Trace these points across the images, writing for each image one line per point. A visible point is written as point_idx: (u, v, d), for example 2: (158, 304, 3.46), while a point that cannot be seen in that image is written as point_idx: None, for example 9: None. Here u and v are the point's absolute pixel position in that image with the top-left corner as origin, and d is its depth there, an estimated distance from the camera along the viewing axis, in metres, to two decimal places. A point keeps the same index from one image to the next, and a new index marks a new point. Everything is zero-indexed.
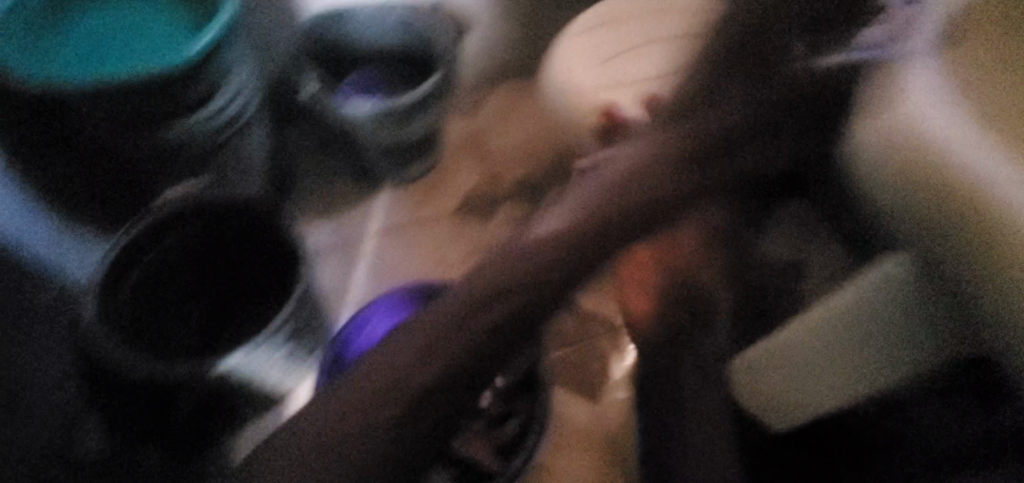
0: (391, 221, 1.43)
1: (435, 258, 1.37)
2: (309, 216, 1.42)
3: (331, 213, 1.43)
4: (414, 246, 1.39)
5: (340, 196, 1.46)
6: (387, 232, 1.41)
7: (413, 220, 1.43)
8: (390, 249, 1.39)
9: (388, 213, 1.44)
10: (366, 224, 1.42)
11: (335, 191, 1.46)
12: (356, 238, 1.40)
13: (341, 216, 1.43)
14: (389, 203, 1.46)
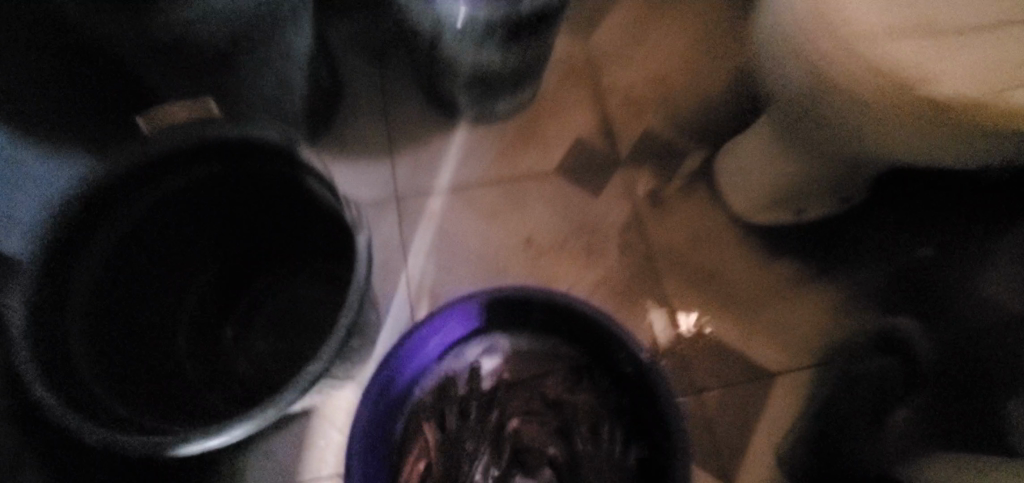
0: (462, 173, 1.06)
1: (521, 232, 1.01)
2: (352, 156, 1.06)
3: (382, 155, 1.06)
4: (492, 211, 1.03)
5: (396, 131, 1.08)
6: (457, 189, 1.04)
7: (492, 175, 1.06)
8: (459, 211, 1.02)
9: (460, 162, 1.07)
10: (427, 174, 1.05)
11: (393, 122, 1.09)
12: (413, 193, 1.03)
13: (396, 160, 1.06)
14: (463, 148, 1.08)
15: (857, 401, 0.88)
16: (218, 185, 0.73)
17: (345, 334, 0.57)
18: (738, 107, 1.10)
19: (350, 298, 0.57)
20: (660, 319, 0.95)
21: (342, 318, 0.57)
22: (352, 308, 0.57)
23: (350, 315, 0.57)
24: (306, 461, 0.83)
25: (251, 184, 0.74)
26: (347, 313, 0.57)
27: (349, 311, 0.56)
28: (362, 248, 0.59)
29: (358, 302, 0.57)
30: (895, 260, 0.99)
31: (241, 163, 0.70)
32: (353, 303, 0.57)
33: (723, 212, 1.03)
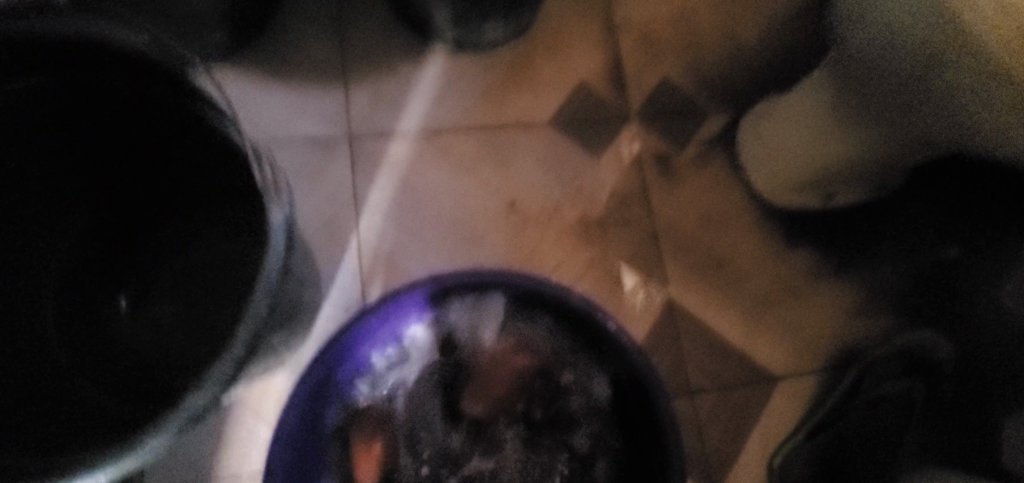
0: (435, 112, 0.84)
1: (504, 193, 0.83)
2: (294, 77, 0.82)
3: (333, 80, 0.83)
4: (469, 164, 0.83)
5: (353, 50, 0.84)
6: (427, 132, 0.84)
7: (473, 118, 0.85)
8: (429, 162, 0.82)
9: (433, 98, 0.85)
10: (391, 110, 0.83)
11: (349, 37, 0.85)
12: (371, 133, 0.82)
13: (351, 87, 0.83)
14: (438, 80, 0.86)
15: (885, 421, 0.76)
16: (82, 103, 0.55)
17: (248, 342, 0.44)
18: (776, 61, 0.92)
19: (255, 305, 0.44)
20: (657, 310, 0.82)
21: (241, 327, 0.44)
22: (259, 314, 0.44)
23: (255, 323, 0.44)
24: (223, 458, 0.69)
25: (128, 109, 0.56)
26: (251, 320, 0.44)
27: (256, 316, 0.44)
28: (276, 232, 0.46)
29: (268, 308, 0.45)
30: (917, 259, 0.87)
31: (108, 80, 0.52)
32: (261, 307, 0.44)
33: (742, 189, 0.88)
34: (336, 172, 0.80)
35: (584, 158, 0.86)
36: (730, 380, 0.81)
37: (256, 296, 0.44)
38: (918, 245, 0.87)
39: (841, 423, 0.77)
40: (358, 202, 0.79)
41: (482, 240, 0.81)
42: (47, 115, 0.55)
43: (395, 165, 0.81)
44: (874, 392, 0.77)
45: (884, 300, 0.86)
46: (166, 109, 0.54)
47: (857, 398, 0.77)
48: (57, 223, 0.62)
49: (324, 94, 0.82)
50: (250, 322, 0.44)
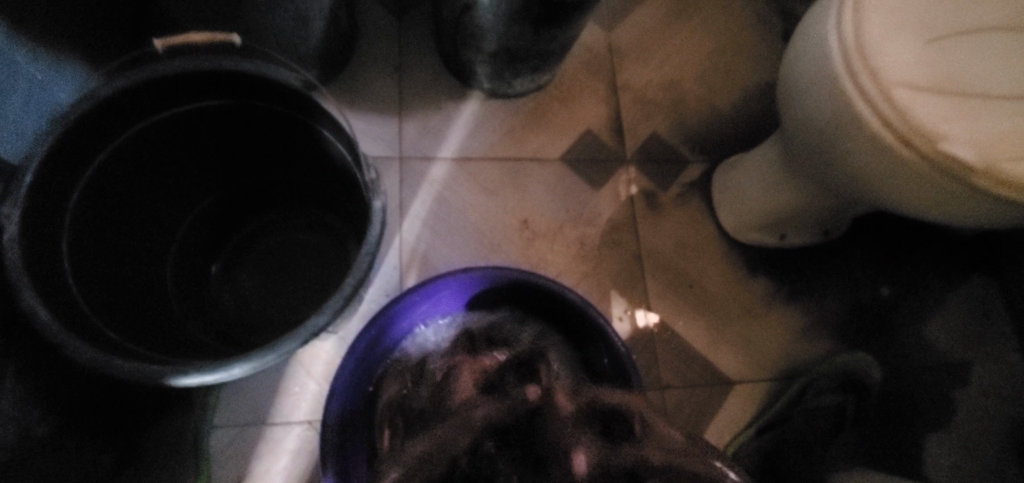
0: (469, 144, 1.05)
1: (519, 212, 1.02)
2: (358, 108, 1.03)
3: (390, 113, 1.04)
4: (493, 187, 1.03)
5: (408, 91, 1.06)
6: (461, 159, 1.04)
7: (498, 151, 1.05)
8: (461, 182, 1.02)
9: (468, 133, 1.06)
10: (434, 140, 1.04)
11: (406, 80, 1.06)
12: (417, 155, 1.02)
13: (403, 120, 1.04)
14: (473, 119, 1.07)
15: (818, 424, 0.90)
16: (225, 119, 0.71)
17: (352, 289, 0.56)
18: (745, 126, 1.13)
19: (360, 259, 0.57)
20: (639, 317, 0.99)
21: (350, 277, 0.56)
22: (362, 266, 0.57)
23: (359, 273, 0.57)
24: (277, 407, 0.83)
25: (257, 122, 0.72)
26: (357, 270, 0.56)
27: (360, 267, 0.56)
28: (377, 212, 0.59)
29: (369, 262, 0.57)
30: (855, 295, 1.06)
31: (254, 99, 0.69)
32: (364, 262, 0.57)
33: (713, 225, 1.07)
34: (388, 184, 0.99)
35: (586, 191, 1.05)
36: (694, 379, 0.97)
37: (362, 253, 0.57)
38: (854, 283, 1.07)
39: (784, 422, 0.92)
40: (402, 210, 0.98)
41: (499, 248, 0.99)
42: (200, 122, 0.70)
43: (434, 183, 1.01)
44: (809, 403, 0.93)
45: (826, 326, 1.03)
46: (290, 124, 0.71)
47: (802, 403, 0.94)
48: (182, 203, 0.77)
49: (383, 122, 1.03)
50: (356, 270, 0.56)
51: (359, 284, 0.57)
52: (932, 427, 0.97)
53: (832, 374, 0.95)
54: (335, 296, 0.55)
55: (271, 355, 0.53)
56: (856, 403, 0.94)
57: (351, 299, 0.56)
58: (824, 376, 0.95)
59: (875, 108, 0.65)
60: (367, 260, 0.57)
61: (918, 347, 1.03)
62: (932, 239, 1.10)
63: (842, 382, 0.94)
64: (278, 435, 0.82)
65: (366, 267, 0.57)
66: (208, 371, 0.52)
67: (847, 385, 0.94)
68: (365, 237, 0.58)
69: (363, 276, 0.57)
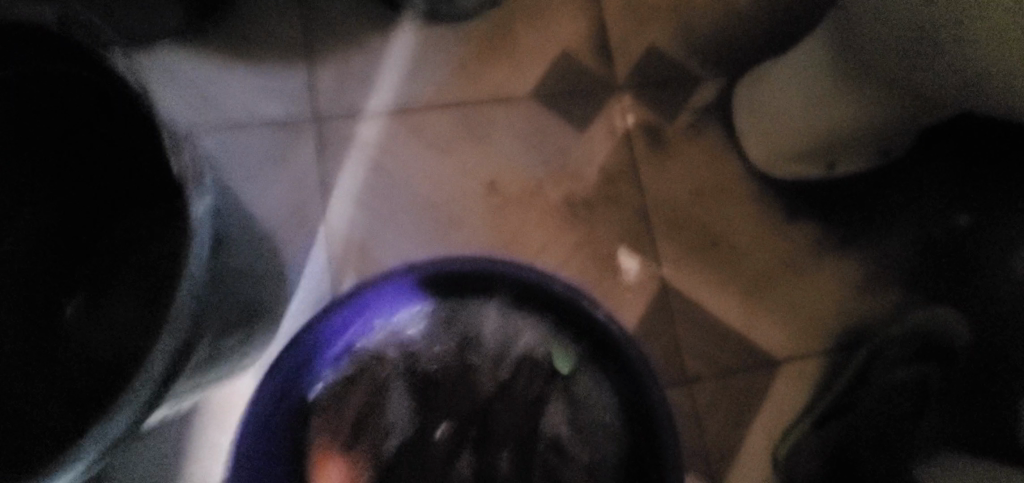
0: (409, 88, 0.79)
1: (483, 174, 0.78)
2: (252, 56, 0.77)
3: (296, 58, 0.77)
4: (446, 143, 0.78)
5: (317, 24, 0.79)
6: (400, 111, 0.78)
7: (449, 94, 0.79)
8: (402, 142, 0.77)
9: (405, 74, 0.79)
10: (359, 88, 0.78)
11: (313, 10, 0.79)
12: (338, 113, 0.77)
13: (315, 66, 0.77)
14: (410, 54, 0.80)
15: (887, 421, 0.69)
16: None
17: (172, 353, 0.40)
18: (774, 22, 0.85)
19: (179, 306, 0.40)
20: (656, 295, 0.77)
21: (164, 336, 0.40)
22: (185, 317, 0.40)
23: (179, 332, 0.41)
24: (183, 471, 0.63)
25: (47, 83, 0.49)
26: (176, 323, 0.40)
27: (180, 319, 0.40)
28: (202, 220, 0.41)
29: (195, 307, 0.41)
30: (924, 230, 0.82)
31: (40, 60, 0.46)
32: (188, 307, 0.41)
33: (738, 161, 0.82)
34: (302, 156, 0.75)
35: (568, 132, 0.80)
36: (728, 359, 0.76)
37: (181, 294, 0.40)
38: (924, 214, 0.83)
39: (844, 412, 0.72)
40: (326, 189, 0.74)
41: (462, 222, 0.76)
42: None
43: (366, 147, 0.76)
44: (875, 379, 0.73)
45: (891, 273, 0.81)
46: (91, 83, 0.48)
47: (869, 380, 0.73)
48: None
49: (287, 72, 0.77)
50: (174, 324, 0.40)
51: (186, 341, 0.41)
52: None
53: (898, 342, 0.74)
54: (148, 370, 0.40)
55: (70, 466, 0.40)
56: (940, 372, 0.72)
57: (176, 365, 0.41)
58: (889, 348, 0.75)
59: None
60: (189, 305, 0.41)
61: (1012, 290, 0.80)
62: None
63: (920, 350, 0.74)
64: None
65: (193, 316, 0.41)
66: None
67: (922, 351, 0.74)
68: (184, 270, 0.41)
69: (189, 327, 0.41)
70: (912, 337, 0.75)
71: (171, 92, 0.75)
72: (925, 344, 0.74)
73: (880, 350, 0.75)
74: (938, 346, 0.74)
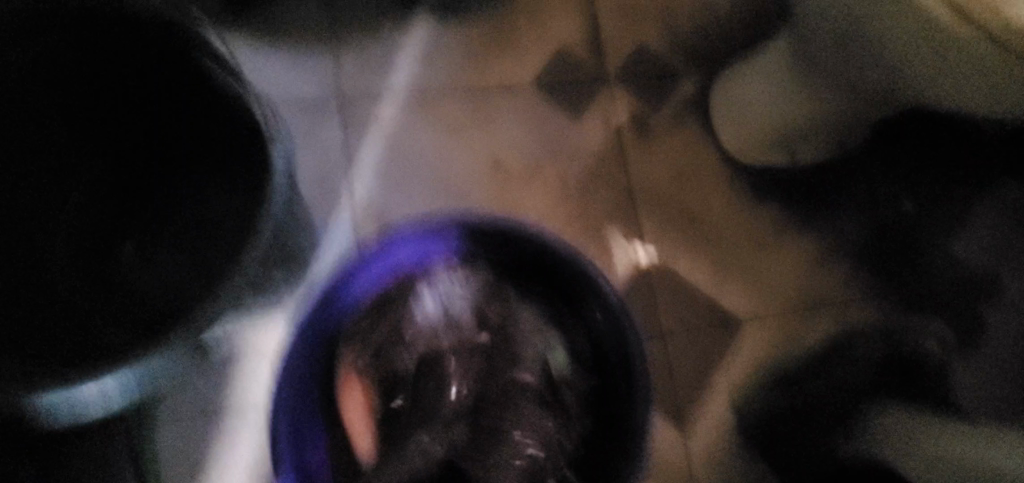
0: (422, 75, 0.89)
1: (488, 155, 0.88)
2: (283, 42, 0.86)
3: (322, 45, 0.87)
4: (455, 126, 0.88)
5: (342, 16, 0.88)
6: (414, 94, 0.88)
7: (460, 82, 0.90)
8: (416, 123, 0.87)
9: (417, 63, 0.89)
10: (378, 73, 0.88)
11: (337, 4, 0.89)
12: (359, 94, 0.86)
13: (340, 52, 0.87)
14: (423, 47, 0.90)
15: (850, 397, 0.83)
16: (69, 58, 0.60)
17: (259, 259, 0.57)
18: (747, 27, 0.96)
19: (260, 233, 0.57)
20: (640, 264, 0.88)
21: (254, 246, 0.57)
22: (264, 239, 0.57)
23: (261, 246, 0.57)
24: (229, 392, 0.76)
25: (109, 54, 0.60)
26: (257, 245, 0.57)
27: (262, 236, 0.57)
28: (279, 169, 0.58)
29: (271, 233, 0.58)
30: (874, 213, 0.93)
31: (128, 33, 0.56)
32: (265, 233, 0.57)
33: (713, 149, 0.93)
34: (329, 130, 0.84)
35: (564, 118, 0.91)
36: (698, 321, 0.87)
37: (261, 223, 0.57)
38: (873, 199, 0.93)
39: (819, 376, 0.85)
40: (350, 160, 0.84)
41: (469, 194, 0.86)
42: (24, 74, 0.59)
43: (385, 125, 0.86)
44: (849, 353, 0.86)
45: (845, 251, 0.92)
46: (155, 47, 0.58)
47: (845, 354, 0.86)
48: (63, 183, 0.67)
49: (313, 56, 0.86)
50: (255, 247, 0.57)
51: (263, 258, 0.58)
52: (941, 345, 0.88)
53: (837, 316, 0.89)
54: (238, 276, 0.57)
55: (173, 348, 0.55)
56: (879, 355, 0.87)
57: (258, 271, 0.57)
58: (833, 320, 0.88)
59: None
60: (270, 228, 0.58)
61: (946, 266, 0.91)
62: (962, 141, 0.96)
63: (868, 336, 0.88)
64: (229, 423, 0.76)
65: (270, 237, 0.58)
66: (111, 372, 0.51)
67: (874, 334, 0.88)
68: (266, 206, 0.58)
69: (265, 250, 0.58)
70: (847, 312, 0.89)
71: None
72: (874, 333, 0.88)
73: (828, 324, 0.88)
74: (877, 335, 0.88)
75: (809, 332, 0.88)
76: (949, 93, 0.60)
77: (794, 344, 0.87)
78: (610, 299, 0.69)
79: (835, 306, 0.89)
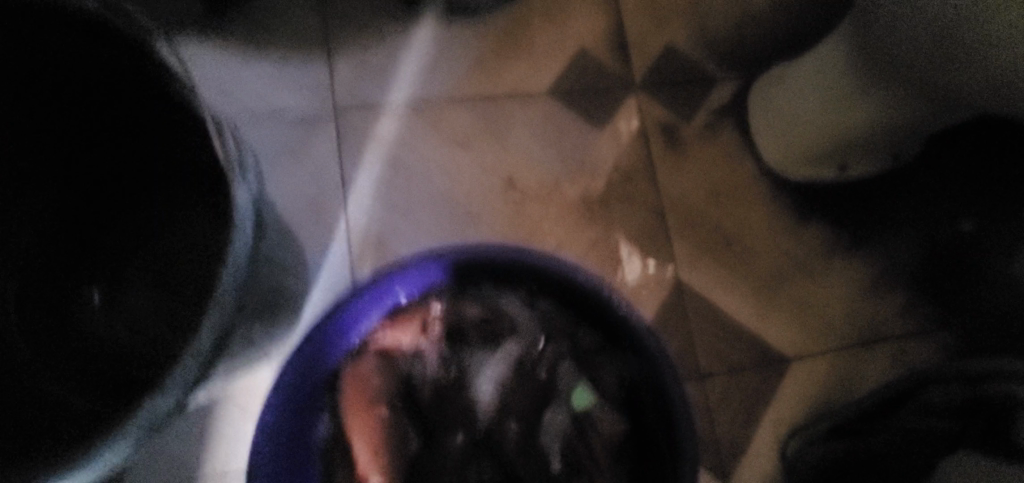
0: (424, 82, 0.79)
1: (500, 172, 0.78)
2: (269, 47, 0.76)
3: (312, 50, 0.77)
4: (463, 139, 0.78)
5: (335, 15, 0.78)
6: (417, 104, 0.78)
7: (468, 89, 0.79)
8: (420, 136, 0.77)
9: (420, 68, 0.79)
10: (376, 81, 0.77)
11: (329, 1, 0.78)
12: (355, 105, 0.76)
13: (333, 58, 0.77)
14: (427, 50, 0.79)
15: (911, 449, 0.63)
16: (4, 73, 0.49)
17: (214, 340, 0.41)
18: (789, 24, 0.86)
19: (220, 297, 0.42)
20: (671, 292, 0.78)
21: (208, 319, 0.41)
22: (227, 305, 0.42)
23: (222, 316, 0.42)
24: (205, 459, 0.65)
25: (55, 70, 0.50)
26: (218, 311, 0.41)
27: (219, 300, 0.41)
28: (244, 208, 0.43)
29: (237, 296, 0.42)
30: (928, 232, 0.84)
31: (76, 41, 0.46)
32: (229, 298, 0.42)
33: (752, 163, 0.83)
34: (320, 146, 0.74)
35: (585, 127, 0.81)
36: (736, 354, 0.78)
37: (223, 284, 0.42)
38: (928, 216, 0.84)
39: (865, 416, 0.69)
40: (343, 180, 0.74)
41: (478, 216, 0.76)
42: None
43: (384, 139, 0.76)
44: (919, 399, 0.64)
45: (898, 274, 0.82)
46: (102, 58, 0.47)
47: (911, 402, 0.65)
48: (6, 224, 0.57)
49: (302, 62, 0.76)
50: (215, 314, 0.42)
51: (227, 330, 0.43)
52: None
53: (889, 347, 0.80)
54: (191, 356, 0.41)
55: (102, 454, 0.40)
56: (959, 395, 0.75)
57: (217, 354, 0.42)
58: (884, 354, 0.79)
59: None
60: (232, 293, 0.42)
61: (1008, 291, 0.82)
62: None
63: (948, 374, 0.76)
64: None
65: (236, 302, 0.43)
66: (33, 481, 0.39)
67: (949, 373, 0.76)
68: (227, 259, 0.42)
69: (230, 319, 0.42)
70: (903, 345, 0.80)
71: (202, 69, 0.75)
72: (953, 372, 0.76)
73: (881, 358, 0.79)
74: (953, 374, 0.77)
75: (861, 367, 0.79)
76: None
77: (845, 382, 0.78)
78: (647, 345, 0.60)
79: (886, 337, 0.80)
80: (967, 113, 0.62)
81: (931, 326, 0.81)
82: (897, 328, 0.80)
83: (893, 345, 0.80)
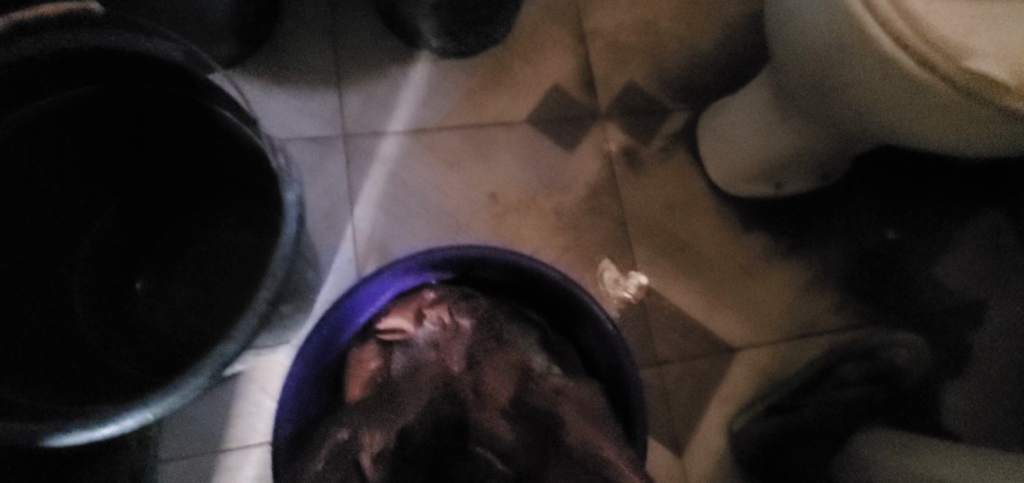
0: (421, 112, 0.93)
1: (486, 187, 0.91)
2: (291, 82, 0.90)
3: (327, 85, 0.91)
4: (455, 161, 0.91)
5: (348, 57, 0.93)
6: (416, 130, 0.92)
7: (458, 119, 0.93)
8: (417, 157, 0.91)
9: (419, 100, 0.93)
10: (382, 111, 0.91)
11: (342, 46, 0.93)
12: (364, 131, 0.90)
13: (346, 91, 0.91)
14: (424, 87, 0.94)
15: (834, 420, 0.79)
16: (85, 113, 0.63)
17: (268, 305, 0.52)
18: (731, 65, 1.01)
19: (274, 269, 0.52)
20: (630, 289, 0.90)
21: (262, 290, 0.52)
22: (277, 278, 0.52)
23: (272, 285, 0.52)
24: (233, 428, 0.75)
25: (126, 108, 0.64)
26: (270, 282, 0.52)
27: (273, 277, 0.52)
28: (291, 205, 0.54)
29: (285, 272, 0.53)
30: (858, 241, 0.97)
31: (156, 83, 0.60)
32: (279, 271, 0.52)
33: (703, 182, 0.97)
34: (333, 166, 0.88)
35: (559, 151, 0.95)
36: (692, 345, 0.89)
37: (276, 261, 0.52)
38: (857, 227, 0.97)
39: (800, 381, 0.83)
40: (352, 194, 0.87)
41: (467, 225, 0.89)
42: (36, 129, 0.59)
43: (388, 160, 0.90)
44: (837, 377, 0.84)
45: (832, 277, 0.95)
46: (173, 97, 0.61)
47: (830, 379, 0.84)
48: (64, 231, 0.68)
49: (319, 95, 0.90)
50: (269, 281, 0.52)
51: (276, 295, 0.52)
52: (932, 366, 0.91)
53: (831, 343, 0.92)
54: (249, 316, 0.51)
55: (175, 395, 0.50)
56: (878, 368, 0.85)
57: (266, 318, 0.52)
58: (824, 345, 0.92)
59: (888, 23, 0.54)
60: (280, 270, 0.52)
61: (928, 290, 0.95)
62: (940, 172, 1.00)
63: (860, 354, 0.86)
64: (235, 460, 0.74)
65: (283, 276, 0.53)
66: (105, 419, 0.48)
67: (863, 353, 0.86)
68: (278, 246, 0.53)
69: (279, 288, 0.52)
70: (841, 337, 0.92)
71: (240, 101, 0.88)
72: (866, 354, 0.86)
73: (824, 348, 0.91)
74: (862, 349, 0.87)
75: (803, 358, 0.90)
76: (915, 135, 0.64)
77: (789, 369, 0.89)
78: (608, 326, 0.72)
79: (822, 331, 0.92)
80: (867, 139, 0.76)
81: (866, 321, 0.93)
82: (833, 323, 0.93)
83: (832, 339, 0.92)
